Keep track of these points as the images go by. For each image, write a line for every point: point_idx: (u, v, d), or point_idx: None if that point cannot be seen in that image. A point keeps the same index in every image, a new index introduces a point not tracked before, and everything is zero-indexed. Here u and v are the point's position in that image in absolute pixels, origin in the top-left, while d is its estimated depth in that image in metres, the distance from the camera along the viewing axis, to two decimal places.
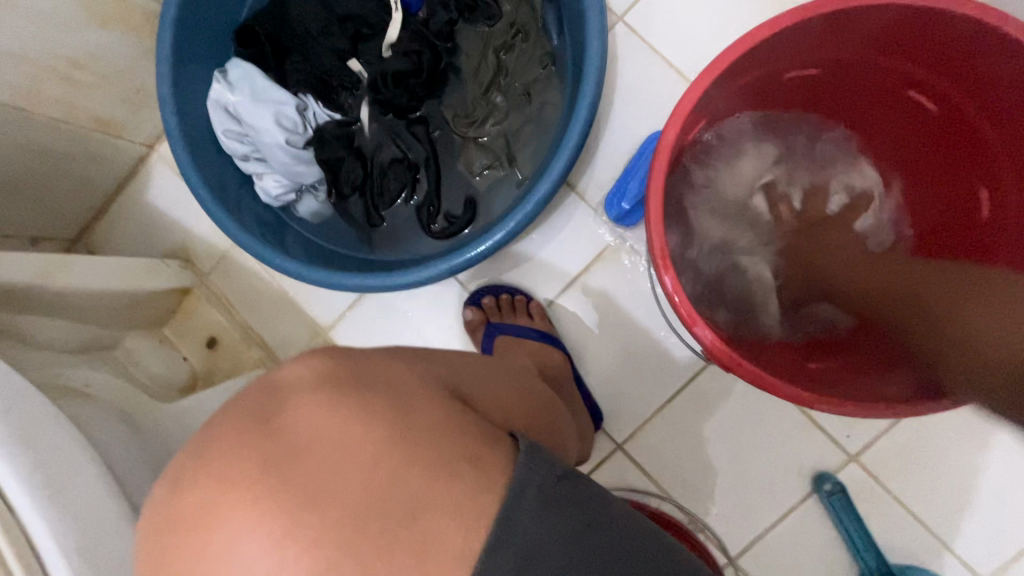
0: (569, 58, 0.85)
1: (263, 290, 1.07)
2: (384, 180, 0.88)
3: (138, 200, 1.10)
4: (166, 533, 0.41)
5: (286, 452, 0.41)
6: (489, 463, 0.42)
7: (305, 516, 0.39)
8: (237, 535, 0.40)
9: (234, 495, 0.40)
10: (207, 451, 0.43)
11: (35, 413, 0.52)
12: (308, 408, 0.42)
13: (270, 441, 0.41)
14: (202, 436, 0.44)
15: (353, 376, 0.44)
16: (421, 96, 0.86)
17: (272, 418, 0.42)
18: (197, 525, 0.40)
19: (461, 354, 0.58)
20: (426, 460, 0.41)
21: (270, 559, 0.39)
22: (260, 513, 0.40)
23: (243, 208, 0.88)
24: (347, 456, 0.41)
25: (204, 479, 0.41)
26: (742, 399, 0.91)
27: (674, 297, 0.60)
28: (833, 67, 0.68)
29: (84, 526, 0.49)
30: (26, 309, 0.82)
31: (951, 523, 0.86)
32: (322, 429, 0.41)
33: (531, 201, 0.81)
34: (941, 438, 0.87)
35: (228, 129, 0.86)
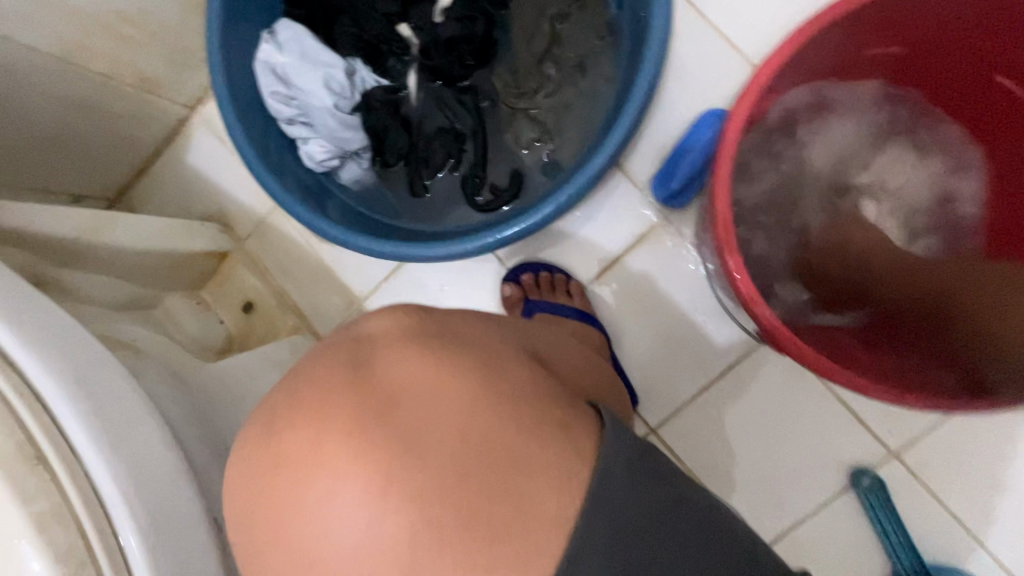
0: (626, 29, 0.82)
1: (299, 257, 1.07)
2: (429, 149, 0.87)
3: (178, 162, 1.10)
4: (252, 474, 0.43)
5: (386, 400, 0.41)
6: (555, 435, 0.42)
7: (404, 464, 0.40)
8: (334, 478, 0.40)
9: (333, 436, 0.41)
10: (289, 399, 0.44)
11: (95, 362, 0.53)
12: (405, 359, 0.43)
13: (361, 391, 0.42)
14: (291, 382, 0.45)
15: (432, 342, 0.45)
16: (472, 65, 0.84)
17: (369, 364, 0.43)
18: (280, 471, 0.42)
19: (515, 326, 0.58)
20: (503, 425, 0.42)
21: (365, 505, 0.40)
22: (354, 455, 0.40)
23: (287, 172, 0.87)
24: (434, 410, 0.41)
25: (297, 419, 0.42)
26: (782, 389, 0.90)
27: (735, 276, 0.59)
28: (915, 48, 0.65)
29: (143, 474, 0.49)
30: (72, 263, 0.83)
31: (991, 525, 0.85)
32: (423, 379, 0.42)
33: (583, 176, 0.79)
34: (987, 439, 0.85)
35: (276, 91, 0.85)
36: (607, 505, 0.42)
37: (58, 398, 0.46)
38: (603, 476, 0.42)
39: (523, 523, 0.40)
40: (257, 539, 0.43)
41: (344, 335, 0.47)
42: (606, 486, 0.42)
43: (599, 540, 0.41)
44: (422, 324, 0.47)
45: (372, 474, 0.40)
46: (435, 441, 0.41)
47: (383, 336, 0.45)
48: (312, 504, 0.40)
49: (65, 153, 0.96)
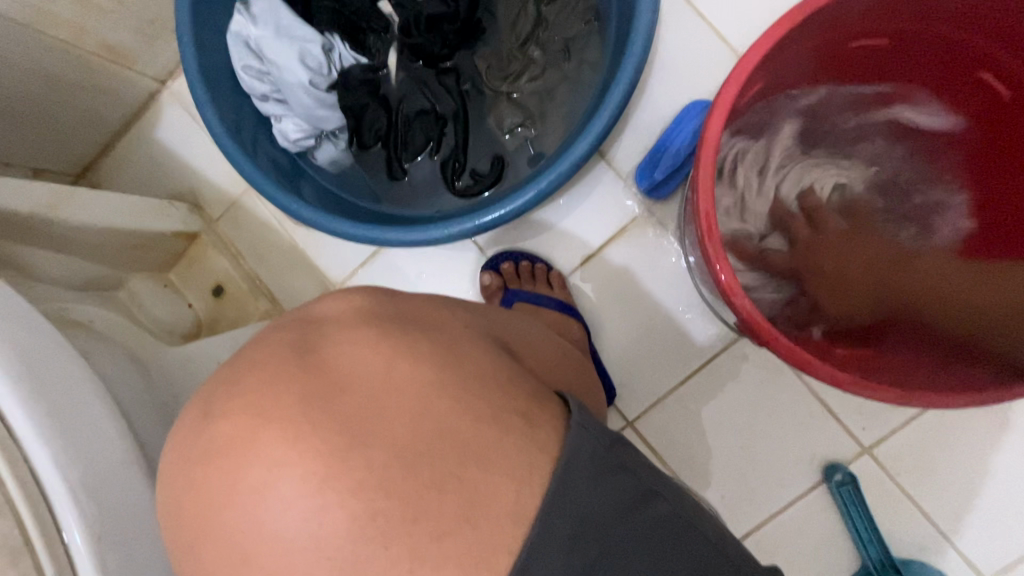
0: (613, 14, 0.80)
1: (273, 240, 1.03)
2: (409, 131, 0.84)
3: (146, 138, 1.06)
4: (191, 467, 0.41)
5: (325, 390, 0.41)
6: (520, 425, 0.41)
7: (341, 453, 0.39)
8: (269, 471, 0.39)
9: (267, 429, 0.40)
10: (234, 384, 0.42)
11: (42, 341, 0.49)
12: (350, 343, 0.43)
13: (307, 375, 0.41)
14: (235, 367, 0.44)
15: (386, 326, 0.45)
16: (455, 45, 0.81)
17: (311, 352, 0.43)
18: (221, 461, 0.40)
19: (485, 313, 0.56)
20: (467, 410, 0.41)
21: (302, 498, 0.39)
22: (299, 441, 0.39)
23: (260, 150, 0.84)
24: (387, 392, 0.41)
25: (236, 407, 0.41)
26: (759, 384, 0.89)
27: (715, 266, 0.58)
28: (902, 37, 0.66)
29: (90, 461, 0.47)
30: (29, 240, 0.79)
31: (958, 521, 0.86)
32: (366, 362, 0.42)
33: (565, 163, 0.77)
34: (958, 437, 0.86)
35: (249, 65, 0.81)
36: (574, 498, 0.41)
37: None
38: (566, 468, 0.41)
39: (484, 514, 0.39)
40: (188, 542, 0.41)
41: (308, 318, 0.46)
42: (570, 478, 0.41)
43: (563, 534, 0.40)
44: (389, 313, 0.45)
45: (317, 464, 0.39)
46: (387, 428, 0.40)
47: (335, 320, 0.45)
48: (246, 502, 0.39)
49: (24, 124, 0.91)
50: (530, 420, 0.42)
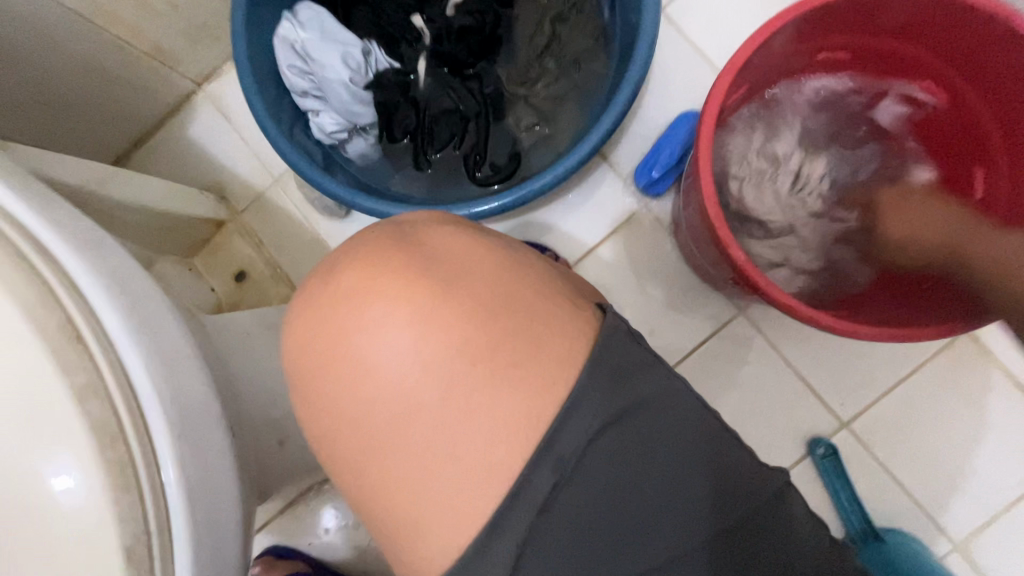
0: (617, 35, 0.93)
1: (296, 229, 1.10)
2: (436, 127, 0.93)
3: (178, 134, 1.13)
4: (315, 314, 0.49)
5: (430, 265, 0.49)
6: (568, 306, 0.50)
7: (446, 314, 0.47)
8: (387, 325, 0.47)
9: (383, 293, 0.48)
10: (349, 252, 0.51)
11: (129, 268, 0.55)
12: (441, 231, 0.52)
13: (413, 247, 0.50)
14: (347, 244, 0.52)
15: (463, 226, 0.54)
16: (479, 54, 0.92)
17: (414, 240, 0.51)
18: (342, 307, 0.48)
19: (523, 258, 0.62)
20: (532, 286, 0.50)
21: (414, 349, 0.47)
22: (405, 289, 0.48)
23: (298, 140, 0.92)
24: (470, 273, 0.49)
25: (354, 263, 0.50)
26: (748, 362, 0.98)
27: (714, 221, 0.68)
28: (857, 52, 0.80)
29: (175, 369, 0.52)
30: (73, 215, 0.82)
31: (930, 491, 0.94)
32: (460, 251, 0.50)
33: (578, 153, 0.87)
34: (925, 409, 0.95)
35: (293, 65, 0.91)
36: (603, 387, 0.47)
37: (99, 288, 0.48)
38: (599, 359, 0.48)
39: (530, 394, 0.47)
40: (311, 391, 0.49)
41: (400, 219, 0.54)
42: (598, 369, 0.48)
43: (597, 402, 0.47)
44: (456, 227, 0.53)
45: (421, 306, 0.47)
46: (472, 286, 0.49)
47: (422, 219, 0.54)
48: (365, 353, 0.47)
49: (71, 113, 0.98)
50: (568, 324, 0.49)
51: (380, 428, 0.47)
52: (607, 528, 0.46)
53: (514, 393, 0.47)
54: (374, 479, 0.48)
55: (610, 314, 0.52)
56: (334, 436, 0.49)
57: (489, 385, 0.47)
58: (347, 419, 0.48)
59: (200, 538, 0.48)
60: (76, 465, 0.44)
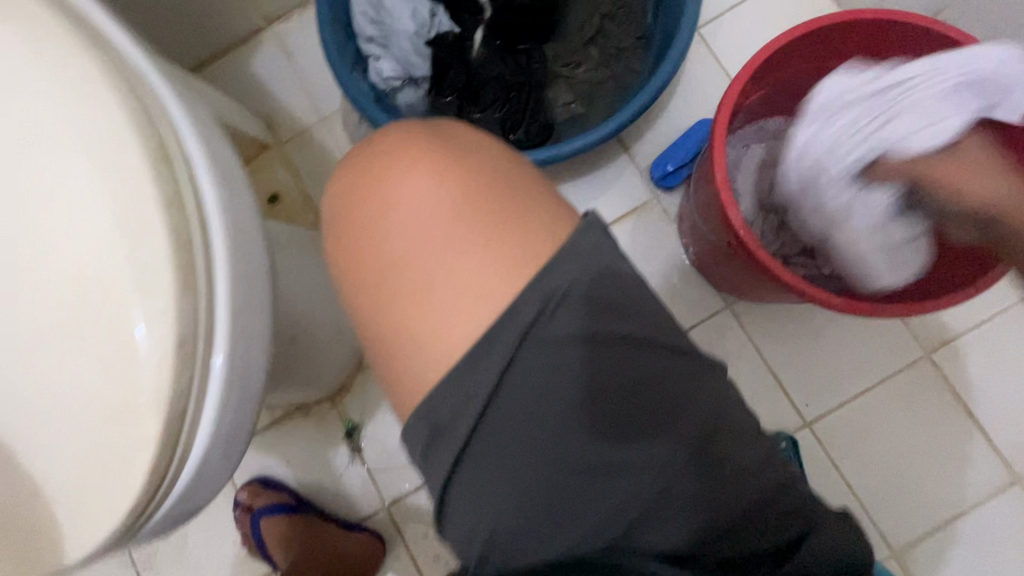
0: (657, 37, 1.02)
1: (331, 166, 1.18)
2: (481, 89, 1.03)
3: (242, 65, 1.22)
4: (371, 216, 0.57)
5: (458, 146, 0.58)
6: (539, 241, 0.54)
7: (448, 174, 0.56)
8: (412, 197, 0.55)
9: (418, 150, 0.57)
10: (390, 152, 0.58)
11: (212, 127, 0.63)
12: (410, 145, 0.57)
13: (442, 151, 0.57)
14: (382, 150, 0.58)
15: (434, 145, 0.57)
16: (529, 35, 1.03)
17: (442, 127, 0.60)
18: (381, 202, 0.56)
19: (417, 171, 0.56)
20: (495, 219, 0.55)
21: (424, 192, 0.56)
22: (435, 176, 0.56)
23: (357, 78, 1.02)
24: (483, 155, 0.58)
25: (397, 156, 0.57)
26: (725, 354, 1.06)
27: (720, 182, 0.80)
28: None
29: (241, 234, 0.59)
30: None
31: (882, 502, 1.00)
32: (475, 138, 0.60)
33: (602, 128, 0.97)
34: (895, 408, 1.03)
35: (364, 12, 1.01)
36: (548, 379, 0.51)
37: (206, 119, 0.61)
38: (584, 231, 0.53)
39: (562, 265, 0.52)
40: (366, 277, 0.56)
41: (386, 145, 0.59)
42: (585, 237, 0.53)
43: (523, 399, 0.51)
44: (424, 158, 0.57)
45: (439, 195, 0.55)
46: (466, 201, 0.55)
47: (408, 140, 0.58)
48: (377, 263, 0.56)
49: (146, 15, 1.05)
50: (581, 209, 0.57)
51: (439, 265, 0.54)
52: (553, 430, 0.51)
53: (558, 270, 0.51)
54: (412, 352, 0.54)
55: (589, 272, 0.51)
56: (365, 299, 0.56)
57: (456, 310, 0.53)
58: (372, 311, 0.56)
59: (238, 321, 0.54)
60: (160, 229, 0.50)
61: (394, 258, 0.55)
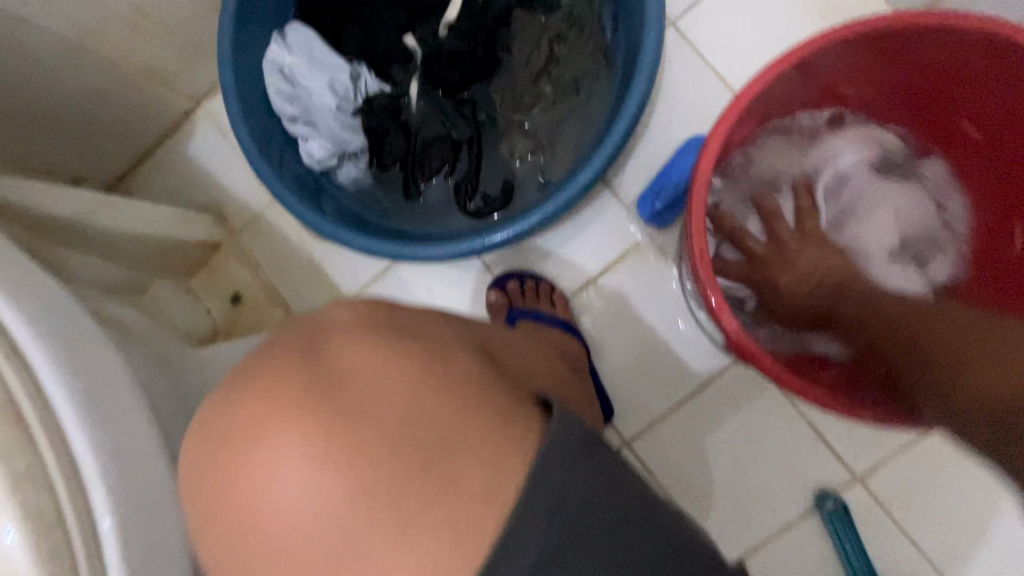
0: (620, 53, 0.86)
1: (288, 251, 1.08)
2: (426, 153, 0.89)
3: (177, 153, 1.11)
4: (227, 489, 0.43)
5: (343, 393, 0.43)
6: (485, 473, 0.43)
7: (337, 449, 0.42)
8: (285, 461, 0.42)
9: (291, 422, 0.42)
10: (250, 379, 0.45)
11: (84, 333, 0.53)
12: (272, 382, 0.43)
13: (318, 377, 0.43)
14: (247, 381, 0.44)
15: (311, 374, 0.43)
16: (472, 77, 0.87)
17: (322, 359, 0.44)
18: (242, 465, 0.42)
19: (285, 423, 0.42)
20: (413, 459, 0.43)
21: (305, 485, 0.42)
22: (310, 430, 0.42)
23: (286, 167, 0.90)
24: (384, 399, 0.43)
25: (253, 396, 0.43)
26: (750, 408, 0.93)
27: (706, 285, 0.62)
28: (881, 84, 0.74)
29: (135, 462, 0.51)
30: (42, 237, 0.80)
31: (954, 557, 0.88)
32: (370, 371, 0.44)
33: (571, 189, 0.81)
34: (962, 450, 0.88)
35: (281, 89, 0.88)
36: None
37: (74, 330, 0.52)
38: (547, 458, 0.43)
39: (526, 518, 0.42)
40: (252, 566, 0.43)
41: (254, 368, 0.45)
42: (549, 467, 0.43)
43: None
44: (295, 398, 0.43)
45: (320, 455, 0.42)
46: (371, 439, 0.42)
47: (274, 368, 0.44)
48: (264, 550, 0.43)
49: (57, 133, 0.95)
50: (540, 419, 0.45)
51: (352, 547, 0.42)
52: None
53: (522, 523, 0.42)
54: None
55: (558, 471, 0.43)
56: None
57: None
58: None
59: None
60: (15, 516, 0.43)
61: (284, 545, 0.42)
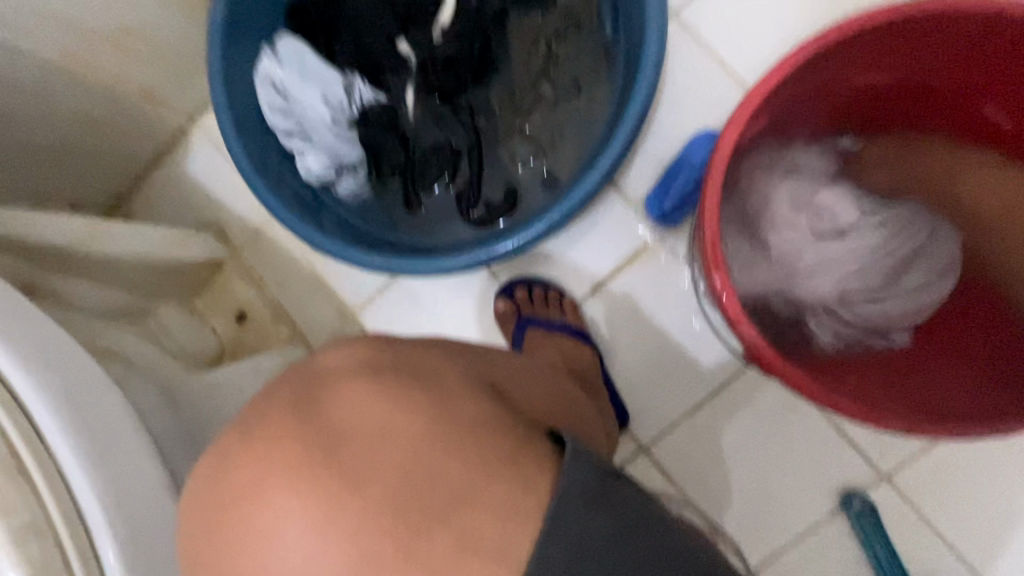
0: (621, 50, 0.83)
1: (292, 267, 1.07)
2: (425, 164, 0.87)
3: (175, 172, 1.10)
4: (230, 545, 0.42)
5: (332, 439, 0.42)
6: (502, 510, 0.41)
7: (340, 511, 0.41)
8: (285, 511, 0.41)
9: (282, 474, 0.41)
10: (245, 432, 0.44)
11: (84, 373, 0.52)
12: (267, 435, 0.43)
13: (309, 426, 0.43)
14: (242, 431, 0.44)
15: (301, 425, 0.43)
16: (469, 83, 0.85)
17: (311, 408, 0.44)
18: (245, 520, 0.42)
19: (278, 474, 0.42)
20: (427, 499, 0.41)
21: (314, 541, 0.41)
22: (300, 479, 0.41)
23: (283, 184, 0.88)
24: (388, 454, 0.42)
25: (244, 452, 0.43)
26: (771, 410, 0.91)
27: (722, 296, 0.59)
28: (902, 76, 0.69)
29: (142, 505, 0.50)
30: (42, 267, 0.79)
31: (990, 556, 0.85)
32: (369, 425, 0.43)
33: (577, 194, 0.78)
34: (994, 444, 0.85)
35: (274, 105, 0.85)
36: None
37: (73, 372, 0.50)
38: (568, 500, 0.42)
39: (547, 563, 0.41)
40: None
41: (254, 418, 0.45)
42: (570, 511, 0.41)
43: None
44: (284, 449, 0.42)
45: (317, 503, 0.41)
46: (379, 480, 0.41)
47: (281, 411, 0.44)
48: None
49: (52, 160, 0.93)
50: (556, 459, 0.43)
51: None
52: None
53: (544, 570, 0.41)
54: None
55: (573, 504, 0.42)
56: None
57: None
58: None
59: None
60: None
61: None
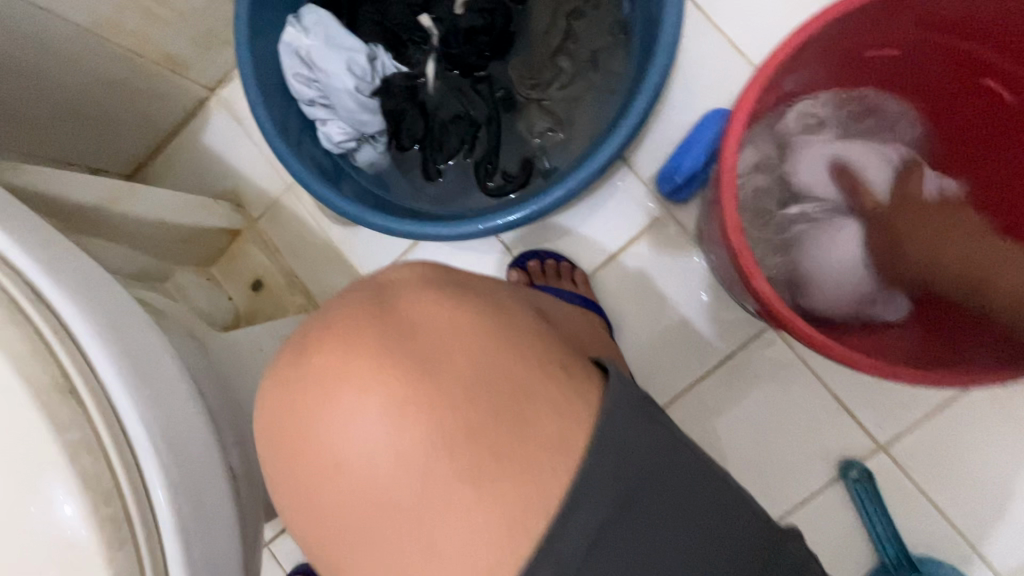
0: (638, 27, 0.86)
1: (308, 237, 1.09)
2: (445, 134, 0.90)
3: (194, 142, 1.12)
4: (297, 439, 0.44)
5: (414, 341, 0.44)
6: (539, 438, 0.43)
7: (412, 408, 0.42)
8: (353, 406, 0.43)
9: (360, 366, 0.43)
10: (318, 331, 0.46)
11: (126, 308, 0.54)
12: (341, 339, 0.44)
13: (384, 323, 0.44)
14: (319, 324, 0.46)
15: (377, 326, 0.44)
16: (488, 56, 0.87)
17: (390, 311, 0.45)
18: (311, 415, 0.44)
19: (358, 362, 0.43)
20: (474, 422, 0.43)
21: (381, 435, 0.42)
22: (379, 372, 0.43)
23: (304, 151, 0.90)
24: (456, 358, 0.44)
25: (322, 342, 0.45)
26: (773, 381, 0.94)
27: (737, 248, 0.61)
28: (905, 49, 0.73)
29: (182, 434, 0.52)
30: (75, 225, 0.81)
31: (981, 525, 0.88)
32: (441, 324, 0.45)
33: (593, 164, 0.81)
34: (987, 417, 0.88)
35: (298, 73, 0.87)
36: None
37: (116, 306, 0.52)
38: (606, 431, 0.43)
39: (593, 472, 0.42)
40: (326, 512, 0.44)
41: (304, 339, 0.46)
42: (606, 442, 0.43)
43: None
44: (365, 341, 0.44)
45: (387, 400, 0.42)
46: (432, 393, 0.43)
47: (334, 335, 0.45)
48: (339, 492, 0.43)
49: (74, 123, 0.95)
50: (588, 391, 0.45)
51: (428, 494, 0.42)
52: None
53: (588, 479, 0.42)
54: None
55: (613, 426, 0.44)
56: (345, 553, 0.45)
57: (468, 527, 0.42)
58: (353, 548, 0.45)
59: (196, 547, 0.49)
60: (74, 483, 0.44)
61: (360, 489, 0.43)
